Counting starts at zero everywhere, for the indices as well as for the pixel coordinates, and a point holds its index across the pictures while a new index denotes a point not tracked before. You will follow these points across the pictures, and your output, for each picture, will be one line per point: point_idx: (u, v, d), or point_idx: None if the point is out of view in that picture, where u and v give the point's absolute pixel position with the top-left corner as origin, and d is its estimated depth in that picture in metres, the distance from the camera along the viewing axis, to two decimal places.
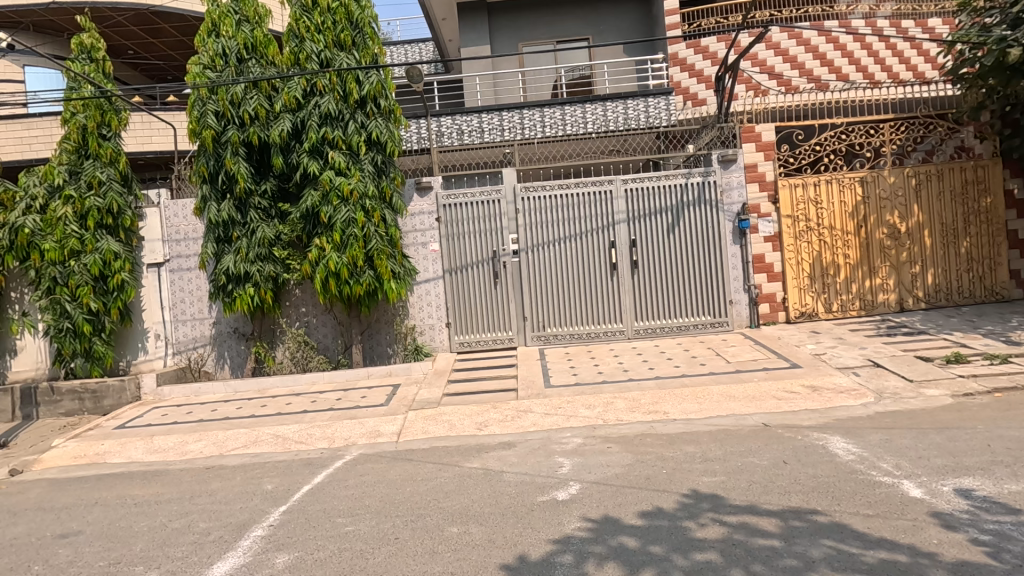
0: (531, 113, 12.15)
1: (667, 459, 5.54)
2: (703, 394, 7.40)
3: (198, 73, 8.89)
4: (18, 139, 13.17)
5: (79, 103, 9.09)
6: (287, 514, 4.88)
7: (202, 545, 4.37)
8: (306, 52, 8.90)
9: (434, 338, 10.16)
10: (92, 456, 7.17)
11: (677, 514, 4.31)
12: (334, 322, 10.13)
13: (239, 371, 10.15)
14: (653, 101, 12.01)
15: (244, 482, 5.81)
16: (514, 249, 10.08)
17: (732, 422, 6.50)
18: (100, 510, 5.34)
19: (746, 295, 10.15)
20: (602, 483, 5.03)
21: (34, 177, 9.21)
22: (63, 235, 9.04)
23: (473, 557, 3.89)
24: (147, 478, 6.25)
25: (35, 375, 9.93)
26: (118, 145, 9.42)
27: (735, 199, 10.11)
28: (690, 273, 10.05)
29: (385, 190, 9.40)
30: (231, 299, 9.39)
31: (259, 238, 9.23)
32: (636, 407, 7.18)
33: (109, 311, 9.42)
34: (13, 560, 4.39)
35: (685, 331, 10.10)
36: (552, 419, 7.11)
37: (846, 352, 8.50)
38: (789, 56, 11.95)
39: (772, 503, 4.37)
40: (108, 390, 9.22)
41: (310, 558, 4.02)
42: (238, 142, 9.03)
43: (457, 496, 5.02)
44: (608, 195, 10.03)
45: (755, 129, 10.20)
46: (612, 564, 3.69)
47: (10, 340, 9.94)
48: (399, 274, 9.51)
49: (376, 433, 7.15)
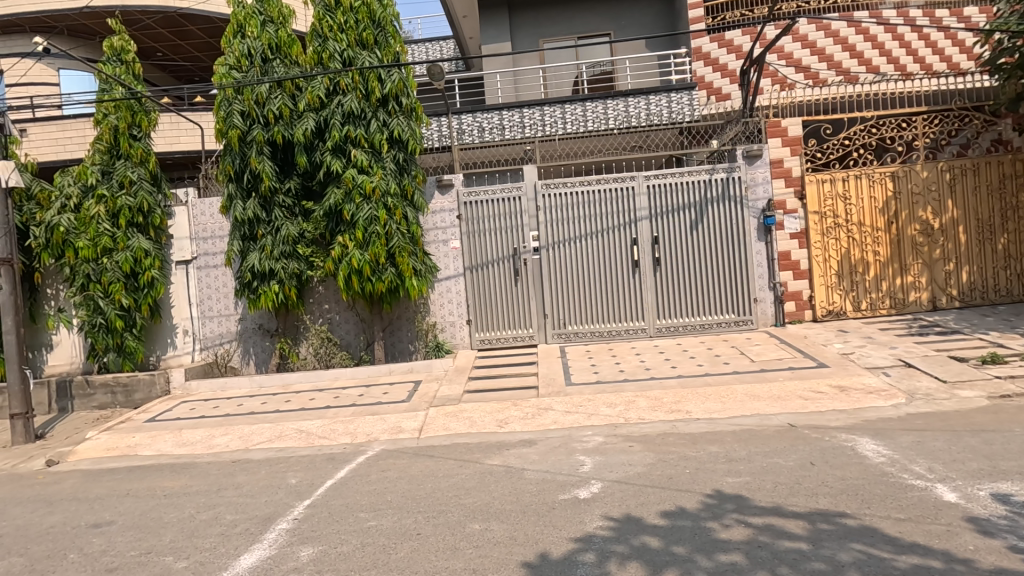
0: (552, 109, 12.13)
1: (691, 459, 5.46)
2: (727, 393, 7.28)
3: (224, 73, 9.04)
4: (53, 140, 13.58)
5: (110, 104, 9.32)
6: (311, 508, 4.94)
7: (229, 537, 4.45)
8: (329, 52, 8.99)
9: (455, 335, 10.20)
10: (124, 448, 7.37)
11: (701, 515, 4.25)
12: (356, 319, 10.23)
13: (264, 367, 10.34)
14: (675, 96, 11.98)
15: (269, 476, 5.91)
16: (534, 246, 10.05)
17: (757, 422, 6.38)
18: (131, 501, 5.48)
19: (771, 293, 9.97)
20: (623, 482, 4.99)
21: (68, 177, 9.48)
22: (96, 233, 9.30)
23: (495, 554, 3.89)
24: (176, 471, 6.40)
25: (70, 369, 10.25)
26: (148, 145, 9.66)
27: (760, 195, 9.94)
28: (713, 271, 9.91)
29: (406, 188, 9.47)
30: (257, 295, 9.55)
31: (283, 235, 9.36)
32: (658, 406, 7.11)
33: (140, 307, 9.67)
34: (49, 548, 4.53)
35: (708, 329, 9.97)
36: (572, 417, 7.08)
37: (875, 351, 8.28)
38: (817, 49, 11.66)
39: (799, 505, 4.27)
40: (138, 384, 9.45)
41: (334, 552, 4.07)
42: (263, 141, 9.17)
43: (478, 493, 5.03)
44: (630, 192, 9.94)
45: (781, 123, 9.99)
46: (635, 564, 3.65)
47: (47, 335, 10.27)
48: (420, 271, 9.59)
49: (398, 429, 7.21)
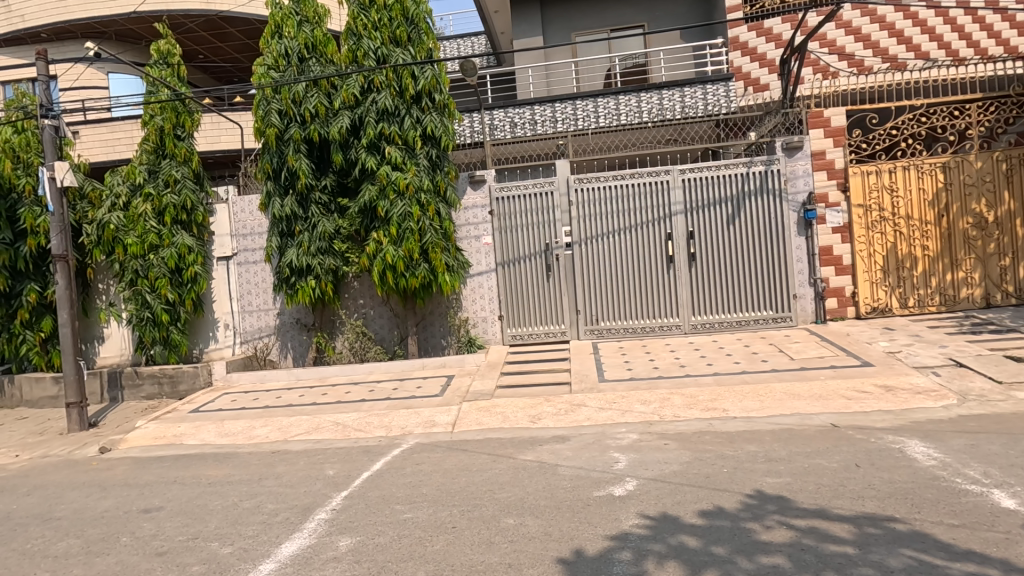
0: (584, 104, 12.02)
1: (728, 458, 5.35)
2: (765, 392, 7.10)
3: (263, 73, 9.26)
4: (103, 141, 14.17)
5: (156, 106, 9.67)
6: (348, 499, 5.04)
7: (271, 526, 4.57)
8: (364, 50, 9.11)
9: (487, 331, 10.24)
10: (171, 437, 7.67)
11: (740, 515, 4.16)
12: (390, 314, 10.37)
13: (301, 361, 10.58)
14: (711, 87, 11.69)
15: (308, 467, 6.04)
16: (567, 241, 9.98)
17: (797, 422, 6.21)
18: (179, 489, 5.69)
19: (812, 289, 9.67)
20: (659, 481, 4.92)
21: (118, 176, 9.88)
22: (143, 231, 9.66)
23: (530, 549, 3.89)
24: (219, 460, 6.63)
25: (120, 360, 10.71)
26: (191, 145, 9.98)
27: (801, 188, 9.64)
28: (751, 267, 9.68)
29: (439, 184, 9.55)
30: (294, 290, 9.76)
31: (320, 232, 9.54)
32: (694, 404, 6.98)
33: (184, 302, 10.00)
34: (104, 531, 4.74)
35: (745, 327, 9.74)
36: (606, 413, 7.02)
37: (924, 350, 7.94)
38: (861, 35, 11.20)
39: (844, 508, 4.14)
40: (183, 375, 9.80)
41: (372, 542, 4.13)
42: (300, 140, 9.36)
43: (512, 488, 5.04)
44: (664, 186, 9.78)
45: (824, 114, 9.66)
46: (673, 564, 3.60)
47: (98, 328, 10.74)
48: (453, 267, 9.68)
49: (431, 423, 7.29)
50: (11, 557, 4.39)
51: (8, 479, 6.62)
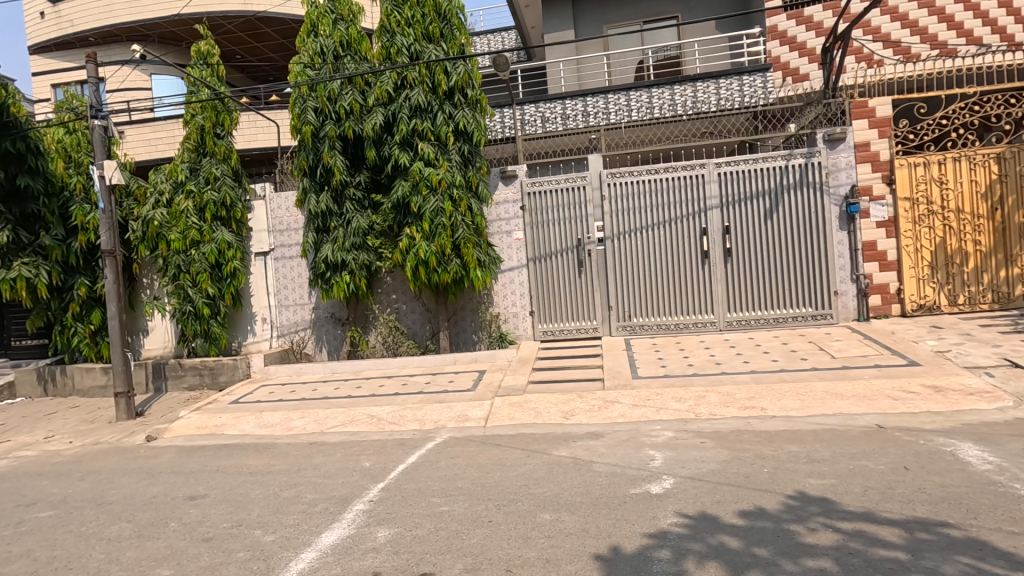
0: (616, 97, 11.86)
1: (768, 457, 5.22)
2: (805, 391, 6.91)
3: (299, 71, 9.41)
4: (147, 141, 14.67)
5: (197, 105, 9.96)
6: (384, 491, 5.11)
7: (311, 515, 4.67)
8: (397, 46, 9.17)
9: (518, 327, 10.22)
10: (213, 427, 7.91)
11: (783, 516, 4.06)
12: (422, 309, 10.48)
13: (336, 354, 10.78)
14: (747, 78, 11.41)
15: (344, 459, 6.15)
16: (599, 237, 9.89)
17: (840, 422, 6.02)
18: (222, 477, 5.87)
19: (854, 286, 9.37)
20: (697, 479, 4.84)
21: (161, 174, 10.20)
22: (185, 227, 9.97)
23: (567, 545, 3.87)
24: (259, 450, 6.79)
25: (163, 352, 11.11)
26: (230, 143, 10.26)
27: (843, 181, 9.34)
28: (790, 262, 9.42)
29: (471, 180, 9.58)
30: (329, 285, 9.91)
31: (354, 228, 9.68)
32: (731, 402, 6.85)
33: (224, 296, 10.30)
34: (153, 516, 4.92)
35: (783, 324, 9.50)
36: (640, 411, 6.94)
37: (975, 350, 7.60)
38: (908, 21, 10.74)
39: (893, 511, 3.99)
40: (223, 367, 10.06)
41: (409, 534, 4.18)
42: (335, 136, 9.47)
43: (547, 483, 5.03)
44: (700, 179, 9.59)
45: (868, 104, 9.33)
46: (714, 564, 3.53)
47: (143, 321, 11.15)
48: (485, 262, 9.70)
49: (464, 418, 7.33)
50: (69, 539, 4.60)
51: (63, 464, 6.93)
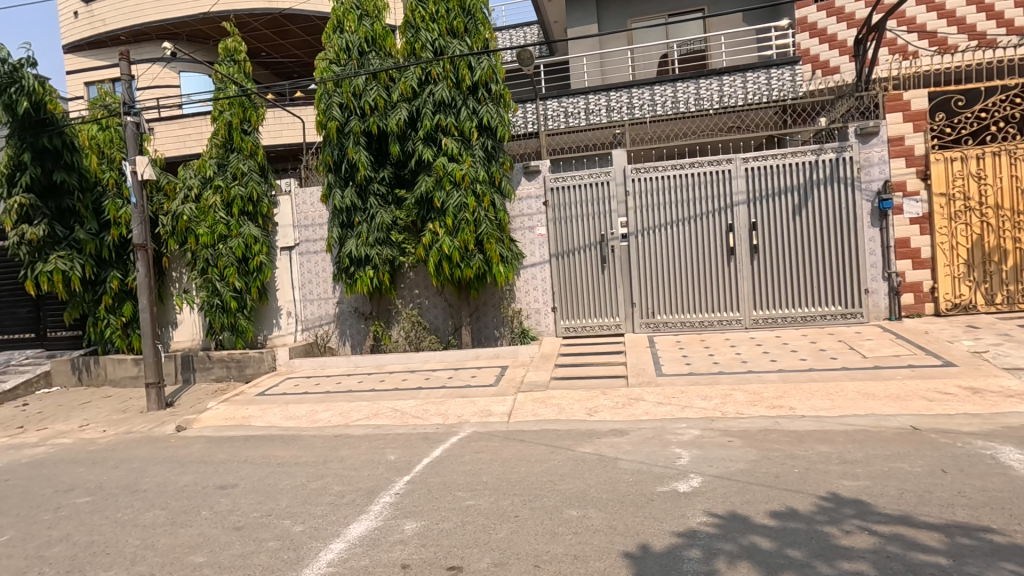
0: (641, 92, 11.73)
1: (799, 458, 5.12)
2: (835, 391, 6.76)
3: (325, 68, 9.49)
4: (175, 137, 14.96)
5: (225, 102, 10.10)
6: (410, 484, 5.13)
7: (338, 507, 4.71)
8: (421, 42, 9.18)
9: (540, 322, 10.18)
10: (240, 419, 8.05)
11: (816, 518, 3.97)
12: (445, 304, 10.51)
13: (359, 348, 10.88)
14: (775, 71, 11.17)
15: (370, 452, 6.20)
16: (623, 233, 9.81)
17: (873, 423, 5.88)
18: (250, 468, 5.96)
19: (885, 284, 9.14)
20: (725, 478, 4.77)
21: (190, 170, 10.38)
22: (213, 221, 10.13)
23: (595, 542, 3.85)
24: (286, 442, 6.89)
25: (192, 345, 11.34)
26: (257, 139, 10.40)
27: (875, 176, 9.11)
28: (818, 259, 9.23)
29: (494, 175, 9.58)
30: (353, 280, 9.97)
31: (378, 223, 9.74)
32: (758, 401, 6.74)
33: (251, 290, 10.46)
34: (185, 504, 5.02)
35: (811, 322, 9.32)
36: (665, 408, 6.87)
37: (1014, 351, 7.35)
38: (945, 11, 10.42)
39: (932, 515, 3.88)
40: (250, 359, 10.22)
41: (436, 527, 4.19)
42: (359, 132, 9.53)
43: (573, 479, 5.01)
44: (726, 175, 9.44)
45: (903, 97, 9.07)
46: (746, 564, 3.48)
47: (172, 314, 11.39)
48: (507, 258, 9.69)
49: (487, 413, 7.34)
50: (105, 524, 4.72)
51: (98, 452, 7.12)
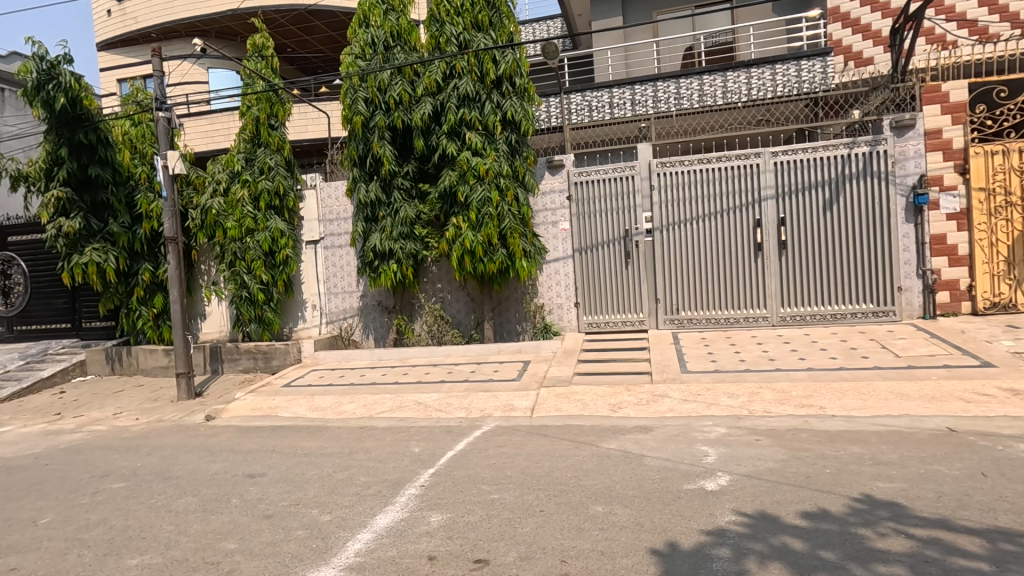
0: (666, 85, 11.55)
1: (830, 458, 5.01)
2: (867, 390, 6.60)
3: (351, 62, 9.54)
4: (203, 133, 15.24)
5: (253, 97, 10.25)
6: (435, 476, 5.16)
7: (365, 498, 4.76)
8: (446, 36, 9.19)
9: (563, 318, 10.14)
10: (267, 409, 8.20)
11: (849, 520, 3.88)
12: (467, 299, 10.54)
13: (382, 342, 10.98)
14: (805, 63, 10.90)
15: (394, 444, 6.26)
16: (647, 228, 9.69)
17: (906, 424, 5.73)
18: (278, 457, 6.06)
19: (919, 282, 8.87)
20: (754, 478, 4.68)
21: (218, 164, 10.56)
22: (241, 215, 10.29)
23: (622, 538, 3.82)
24: (312, 433, 6.98)
25: (219, 336, 11.58)
26: (284, 134, 10.52)
27: (910, 170, 8.84)
28: (849, 256, 9.01)
29: (518, 169, 9.55)
30: (377, 274, 10.04)
31: (402, 217, 9.78)
32: (786, 399, 6.62)
33: (277, 283, 10.62)
34: (216, 492, 5.13)
35: (841, 320, 9.10)
36: (690, 405, 6.79)
37: None
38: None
39: (972, 520, 3.76)
40: (276, 351, 10.37)
41: (462, 520, 4.21)
42: (384, 127, 9.57)
43: (598, 475, 4.98)
44: (755, 169, 9.26)
45: (941, 88, 8.80)
46: (777, 564, 3.42)
47: (201, 306, 11.63)
48: (530, 252, 9.65)
49: (510, 407, 7.34)
50: (140, 510, 4.84)
51: (131, 439, 7.31)
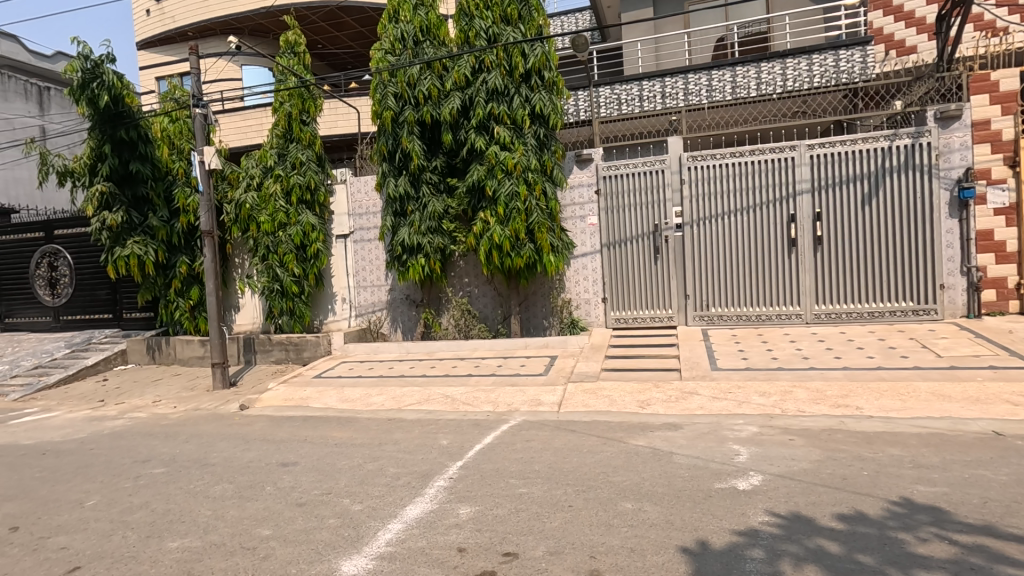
0: (697, 77, 11.33)
1: (867, 460, 4.88)
2: (907, 391, 6.40)
3: (381, 58, 9.60)
4: (238, 129, 15.58)
5: (286, 94, 10.43)
6: (464, 469, 5.19)
7: (395, 488, 4.83)
8: (475, 30, 9.17)
9: (590, 313, 10.07)
10: (299, 400, 8.38)
11: (888, 523, 3.77)
12: (493, 293, 10.56)
13: (409, 335, 11.10)
14: (844, 53, 10.58)
15: (422, 436, 6.32)
16: (677, 223, 9.54)
17: (948, 426, 5.53)
18: (310, 447, 6.19)
19: (963, 279, 8.54)
20: (788, 478, 4.59)
21: (252, 160, 10.79)
22: (274, 209, 10.50)
23: (651, 536, 3.78)
24: (342, 424, 7.11)
25: (252, 328, 11.87)
26: (315, 129, 10.68)
27: (956, 163, 8.50)
28: (889, 252, 8.73)
29: (546, 163, 9.50)
30: (405, 268, 10.13)
31: (430, 212, 9.84)
32: (821, 399, 6.46)
33: (308, 276, 10.83)
34: (251, 479, 5.26)
35: (878, 318, 8.83)
36: (720, 403, 6.68)
37: None
38: None
39: (1019, 527, 3.62)
40: (307, 343, 10.57)
41: (491, 513, 4.23)
42: (413, 121, 9.62)
43: (626, 471, 4.94)
44: (790, 163, 9.02)
45: (990, 77, 8.40)
46: (812, 566, 3.34)
47: (235, 298, 11.93)
48: (558, 247, 9.62)
49: (537, 402, 7.34)
50: (179, 495, 5.00)
51: (169, 427, 7.55)
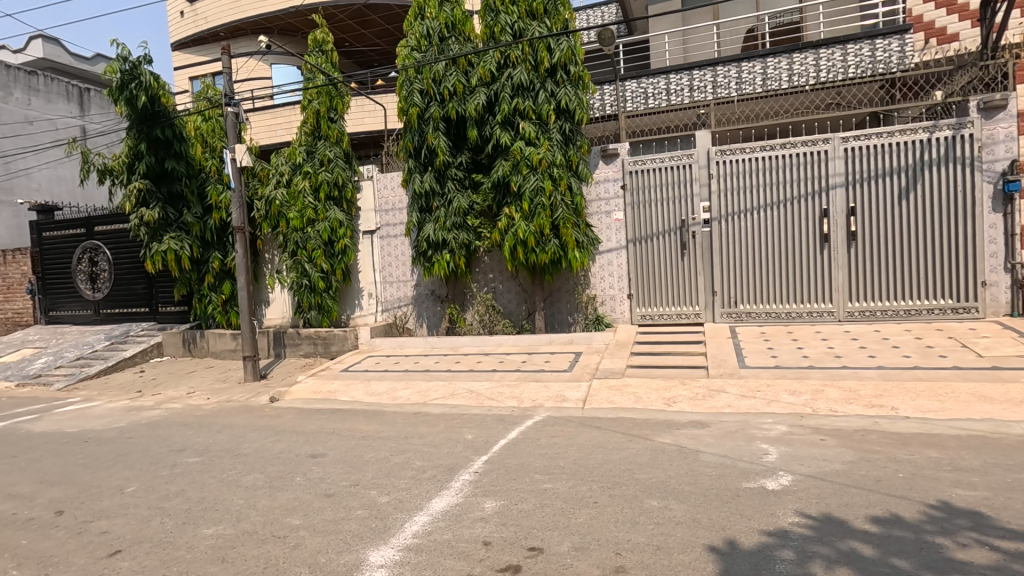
0: (726, 69, 11.10)
1: (903, 462, 4.73)
2: (945, 392, 6.19)
3: (407, 54, 9.67)
4: (267, 127, 15.89)
5: (314, 91, 10.57)
6: (489, 463, 5.22)
7: (421, 481, 4.88)
8: (501, 25, 9.17)
9: (615, 309, 10.00)
10: (327, 392, 8.54)
11: (925, 527, 3.66)
12: (518, 289, 10.57)
13: (434, 330, 11.19)
14: (881, 42, 10.24)
15: (447, 430, 6.37)
16: (705, 218, 9.40)
17: (990, 428, 5.33)
18: (337, 439, 6.30)
19: (1007, 276, 8.21)
20: (819, 479, 4.49)
21: (281, 157, 10.99)
22: (303, 206, 10.68)
23: (678, 534, 3.75)
24: (369, 417, 7.21)
25: (282, 322, 12.13)
26: (343, 126, 10.83)
27: (1000, 155, 8.15)
28: (927, 248, 8.44)
29: (571, 158, 9.46)
30: (430, 263, 10.21)
31: (455, 207, 9.89)
32: (854, 399, 6.29)
33: (335, 271, 11.01)
34: (282, 470, 5.39)
35: (915, 316, 8.55)
36: (748, 402, 6.57)
37: None
38: None
39: None
40: (334, 337, 10.72)
41: (516, 508, 4.25)
42: (439, 117, 9.66)
43: (652, 469, 4.90)
44: (823, 156, 8.79)
45: None
46: (844, 569, 3.27)
47: (265, 293, 12.20)
48: (583, 243, 9.58)
49: (561, 398, 7.33)
50: (213, 483, 5.15)
51: (203, 417, 7.77)
